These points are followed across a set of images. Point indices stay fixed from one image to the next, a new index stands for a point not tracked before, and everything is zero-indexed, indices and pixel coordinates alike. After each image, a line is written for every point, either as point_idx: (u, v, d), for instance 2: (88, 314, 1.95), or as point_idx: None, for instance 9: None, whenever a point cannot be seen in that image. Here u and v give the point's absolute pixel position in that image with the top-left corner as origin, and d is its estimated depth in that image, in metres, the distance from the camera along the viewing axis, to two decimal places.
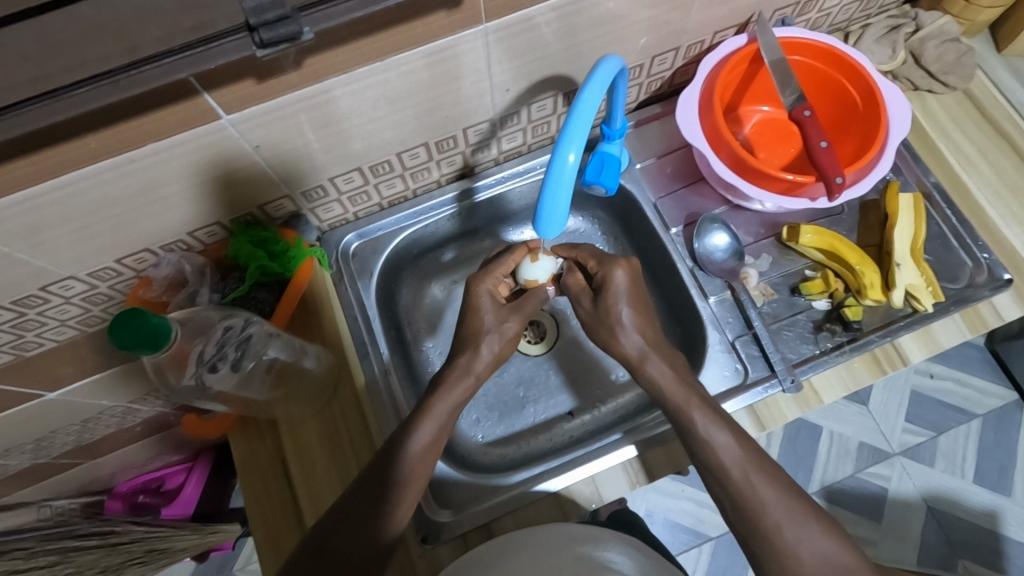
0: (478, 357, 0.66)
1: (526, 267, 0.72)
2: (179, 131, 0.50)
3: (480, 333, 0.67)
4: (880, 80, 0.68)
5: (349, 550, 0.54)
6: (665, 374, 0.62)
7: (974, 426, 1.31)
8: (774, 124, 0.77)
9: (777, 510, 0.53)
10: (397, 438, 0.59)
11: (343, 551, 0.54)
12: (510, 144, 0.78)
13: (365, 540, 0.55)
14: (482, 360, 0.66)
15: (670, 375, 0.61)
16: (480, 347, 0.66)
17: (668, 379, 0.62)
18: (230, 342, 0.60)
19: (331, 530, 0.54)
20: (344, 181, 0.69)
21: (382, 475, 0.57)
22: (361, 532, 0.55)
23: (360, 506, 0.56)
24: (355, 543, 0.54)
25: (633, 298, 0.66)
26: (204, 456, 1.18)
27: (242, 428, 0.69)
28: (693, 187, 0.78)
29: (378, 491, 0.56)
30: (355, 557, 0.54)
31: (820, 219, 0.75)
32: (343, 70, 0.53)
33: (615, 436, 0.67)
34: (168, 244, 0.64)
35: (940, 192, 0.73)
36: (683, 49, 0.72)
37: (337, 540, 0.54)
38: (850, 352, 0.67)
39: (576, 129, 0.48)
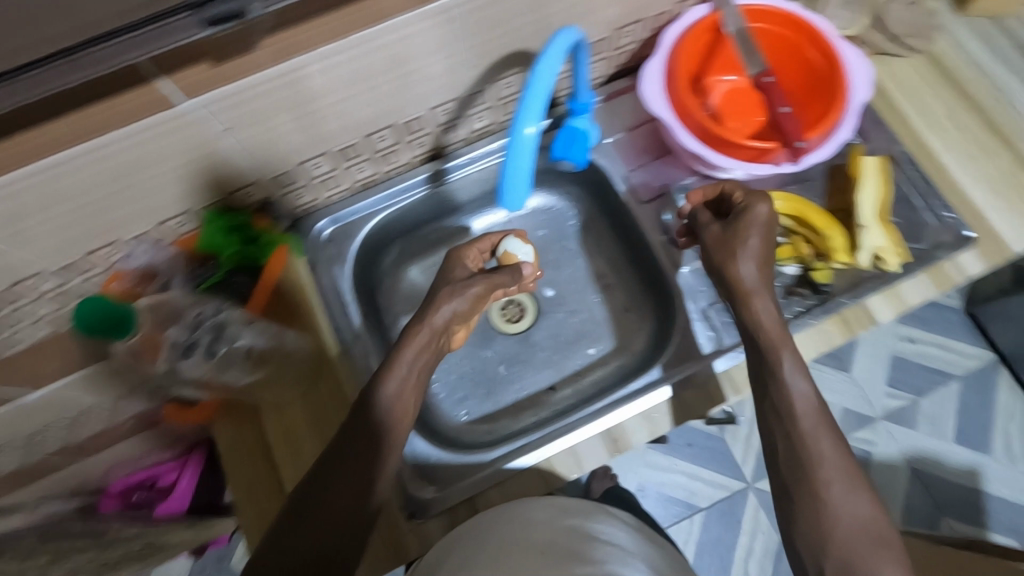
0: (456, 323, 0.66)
1: (512, 241, 0.74)
2: (140, 118, 0.50)
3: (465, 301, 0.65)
4: (839, 41, 0.68)
5: (341, 516, 0.55)
6: (760, 319, 0.59)
7: (955, 387, 1.34)
8: (740, 93, 0.76)
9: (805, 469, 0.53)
10: (376, 419, 0.58)
11: (332, 522, 0.54)
12: (481, 123, 0.77)
13: (354, 511, 0.55)
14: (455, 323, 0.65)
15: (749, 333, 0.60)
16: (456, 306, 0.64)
17: (760, 322, 0.59)
18: (203, 327, 0.65)
19: (318, 501, 0.55)
20: (313, 165, 0.69)
21: (368, 450, 0.57)
22: (350, 501, 0.55)
23: (346, 480, 0.55)
24: (344, 513, 0.55)
25: (757, 238, 0.61)
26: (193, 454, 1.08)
27: (228, 415, 0.68)
28: (665, 159, 0.78)
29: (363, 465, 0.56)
30: (344, 526, 0.55)
31: (790, 184, 0.76)
32: (302, 51, 0.53)
33: (656, 373, 0.69)
34: (139, 234, 0.65)
35: (906, 155, 0.74)
36: (648, 21, 0.72)
37: (324, 511, 0.55)
38: (821, 313, 0.69)
39: (533, 101, 0.48)
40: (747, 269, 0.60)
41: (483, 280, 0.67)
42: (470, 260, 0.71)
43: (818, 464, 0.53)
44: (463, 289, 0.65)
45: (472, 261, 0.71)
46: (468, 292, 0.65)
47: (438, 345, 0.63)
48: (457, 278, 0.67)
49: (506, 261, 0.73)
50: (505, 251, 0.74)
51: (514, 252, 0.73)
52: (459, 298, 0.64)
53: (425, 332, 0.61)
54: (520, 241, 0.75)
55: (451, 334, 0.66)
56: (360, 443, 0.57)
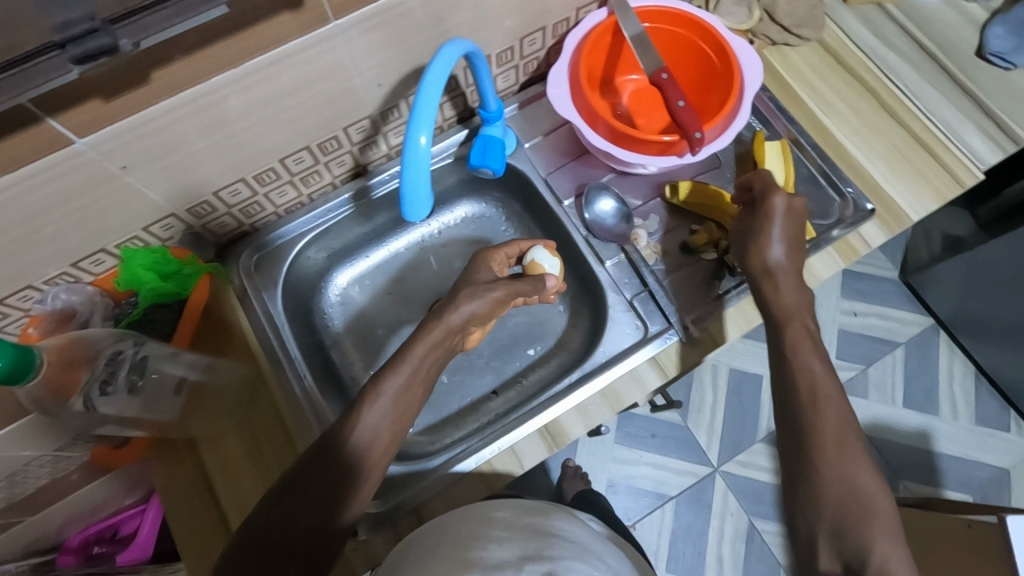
0: (472, 323, 0.66)
1: (539, 252, 0.74)
2: (33, 161, 0.50)
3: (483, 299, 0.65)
4: (727, 33, 0.72)
5: (308, 539, 0.54)
6: (783, 298, 0.62)
7: (898, 354, 1.40)
8: (647, 91, 0.80)
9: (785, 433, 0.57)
10: (339, 444, 0.56)
11: (299, 544, 0.54)
12: (400, 138, 0.79)
13: (321, 532, 0.54)
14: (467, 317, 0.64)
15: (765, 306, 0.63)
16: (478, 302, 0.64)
17: (784, 302, 0.62)
18: (126, 364, 0.61)
19: (280, 524, 0.54)
20: (230, 193, 0.69)
21: (333, 472, 0.55)
22: (315, 523, 0.54)
23: (308, 502, 0.54)
24: (309, 536, 0.54)
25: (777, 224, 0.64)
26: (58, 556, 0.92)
27: (159, 451, 0.69)
28: (582, 159, 0.81)
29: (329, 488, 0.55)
30: (308, 548, 0.54)
31: (704, 173, 0.79)
32: (199, 81, 0.53)
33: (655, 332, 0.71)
34: (53, 278, 0.63)
35: (806, 138, 0.79)
36: (550, 29, 0.75)
37: (287, 534, 0.54)
38: (737, 295, 0.71)
39: (424, 111, 0.49)
40: (776, 252, 0.63)
41: (504, 285, 0.66)
42: (495, 266, 0.71)
43: (806, 437, 0.56)
44: (484, 291, 0.65)
45: (497, 268, 0.71)
46: (489, 295, 0.65)
47: (449, 345, 0.63)
48: (480, 280, 0.67)
49: (531, 270, 0.73)
50: (531, 261, 0.73)
51: (541, 262, 0.73)
52: (478, 300, 0.64)
53: (439, 330, 0.62)
54: (546, 251, 0.74)
55: (465, 337, 0.66)
56: (331, 468, 0.55)
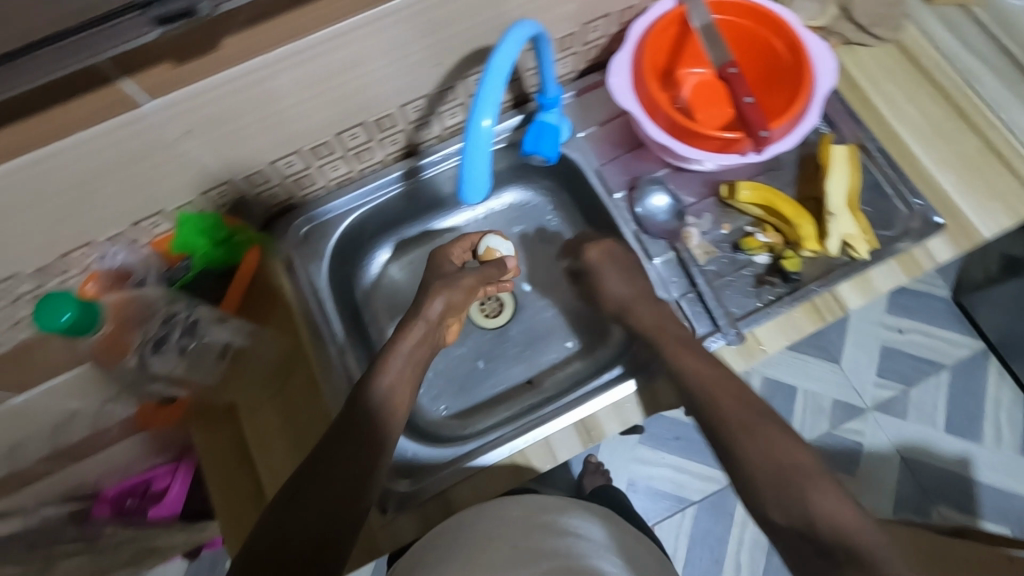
0: (451, 314, 0.70)
1: (493, 238, 0.78)
2: (102, 121, 0.51)
3: (445, 294, 0.69)
4: (802, 29, 0.68)
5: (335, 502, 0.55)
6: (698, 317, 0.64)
7: (943, 376, 1.35)
8: (710, 84, 0.78)
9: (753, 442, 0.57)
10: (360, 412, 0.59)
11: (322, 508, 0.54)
12: (453, 120, 0.78)
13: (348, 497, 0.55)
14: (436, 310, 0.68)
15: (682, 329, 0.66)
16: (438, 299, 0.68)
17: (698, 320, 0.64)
18: (178, 324, 0.66)
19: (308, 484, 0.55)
20: (285, 165, 0.70)
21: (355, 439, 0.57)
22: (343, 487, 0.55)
23: (337, 463, 0.56)
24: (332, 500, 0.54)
25: None
26: (94, 503, 1.04)
27: (200, 415, 0.70)
28: (636, 152, 0.79)
29: (352, 462, 0.56)
30: (334, 511, 0.54)
31: (761, 174, 0.76)
32: (263, 50, 0.53)
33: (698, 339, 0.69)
34: (113, 236, 0.65)
35: (875, 143, 0.75)
36: (615, 15, 0.73)
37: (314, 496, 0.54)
38: (791, 301, 0.69)
39: (489, 94, 0.48)
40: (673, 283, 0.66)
41: (473, 273, 0.72)
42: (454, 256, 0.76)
43: None
44: (454, 282, 0.70)
45: (458, 258, 0.76)
46: (460, 284, 0.70)
47: (432, 340, 0.68)
48: (447, 271, 0.72)
49: (489, 257, 0.77)
50: (487, 247, 0.77)
51: (495, 247, 0.77)
52: (450, 290, 0.69)
53: (420, 327, 0.67)
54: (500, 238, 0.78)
55: (444, 327, 0.71)
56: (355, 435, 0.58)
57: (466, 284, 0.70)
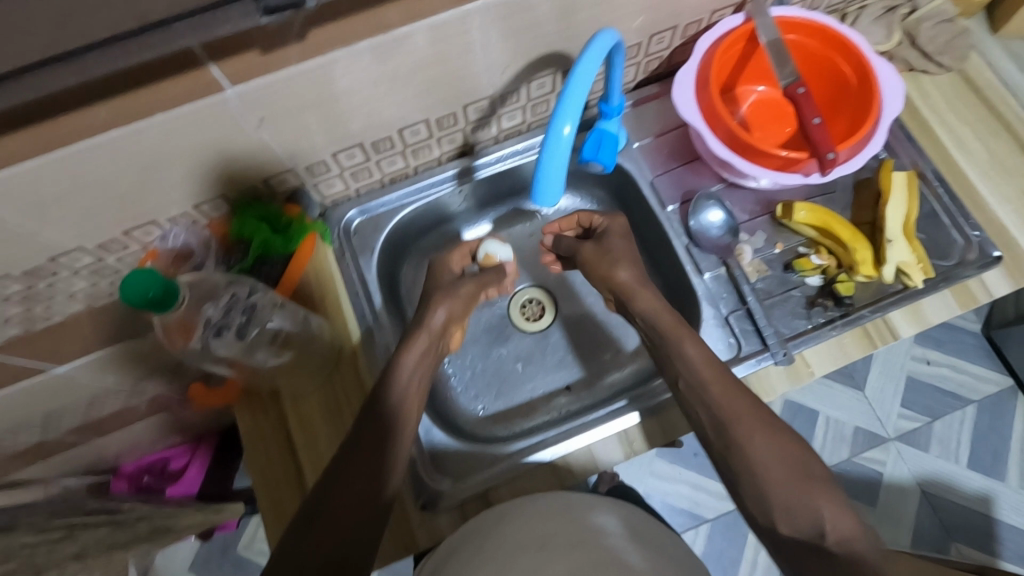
0: (452, 325, 0.69)
1: (490, 242, 0.77)
2: (185, 103, 0.52)
3: (446, 304, 0.67)
4: (872, 56, 0.68)
5: (361, 506, 0.54)
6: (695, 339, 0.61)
7: (969, 411, 1.33)
8: (770, 104, 0.78)
9: (784, 461, 0.53)
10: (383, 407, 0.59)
11: (343, 514, 0.53)
12: (510, 123, 0.78)
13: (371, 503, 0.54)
14: (436, 320, 0.66)
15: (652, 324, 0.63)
16: (436, 309, 0.67)
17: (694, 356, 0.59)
18: (237, 307, 0.62)
19: (330, 492, 0.54)
20: (346, 156, 0.70)
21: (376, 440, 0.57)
22: (365, 491, 0.54)
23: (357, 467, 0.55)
24: (354, 507, 0.54)
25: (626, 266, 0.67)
26: (114, 478, 1.15)
27: (246, 399, 0.71)
28: (690, 166, 0.79)
29: (377, 460, 0.56)
30: (358, 515, 0.53)
31: (816, 196, 0.76)
32: (344, 44, 0.54)
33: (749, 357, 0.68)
34: (175, 217, 0.67)
35: (933, 171, 0.74)
36: (680, 29, 0.73)
37: (337, 502, 0.53)
38: (842, 326, 0.69)
39: (570, 102, 0.49)
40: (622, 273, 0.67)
41: (473, 282, 0.71)
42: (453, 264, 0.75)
43: None
44: (452, 291, 0.69)
45: (456, 265, 0.75)
46: (458, 294, 0.69)
47: (437, 349, 0.66)
48: (446, 282, 0.71)
49: (488, 264, 0.76)
50: (484, 253, 0.76)
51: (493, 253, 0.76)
52: (450, 300, 0.68)
53: (424, 336, 0.64)
54: (497, 242, 0.77)
55: (449, 337, 0.69)
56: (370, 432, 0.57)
57: (464, 292, 0.69)
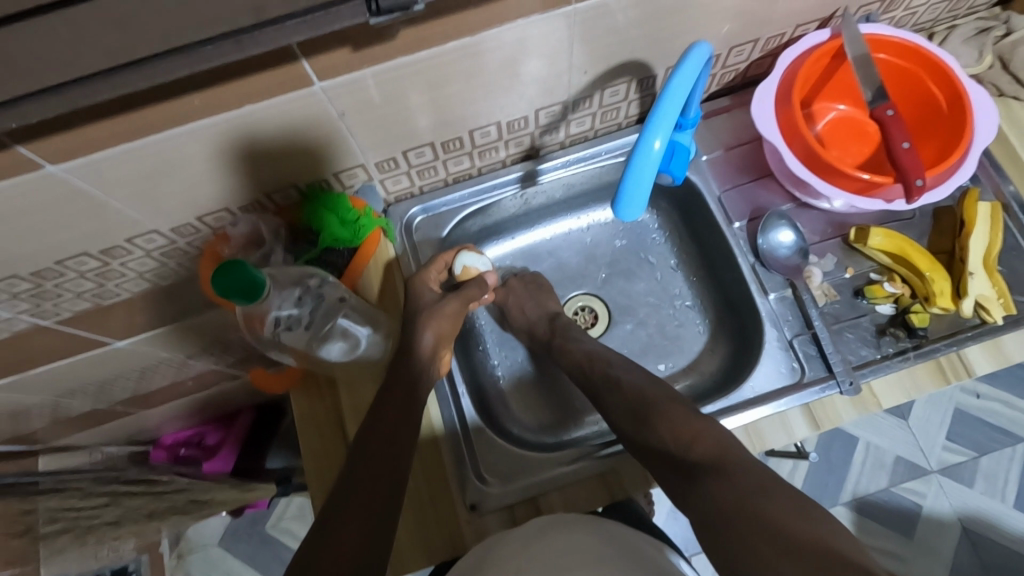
0: (443, 346, 0.69)
1: (467, 256, 0.74)
2: (279, 96, 0.53)
3: (431, 326, 0.67)
4: (968, 81, 0.66)
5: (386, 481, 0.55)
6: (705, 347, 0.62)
7: (1020, 449, 1.27)
8: (849, 123, 0.75)
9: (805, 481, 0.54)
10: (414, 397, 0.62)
11: (372, 492, 0.54)
12: (578, 128, 0.77)
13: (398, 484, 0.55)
14: (423, 345, 0.66)
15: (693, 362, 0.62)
16: (422, 332, 0.67)
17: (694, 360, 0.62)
18: (311, 295, 0.64)
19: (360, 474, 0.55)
20: (416, 154, 0.71)
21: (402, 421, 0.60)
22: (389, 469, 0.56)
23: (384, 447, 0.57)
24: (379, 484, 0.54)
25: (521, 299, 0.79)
26: (153, 449, 1.19)
27: (304, 386, 0.72)
28: (761, 182, 0.77)
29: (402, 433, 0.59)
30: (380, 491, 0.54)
31: (890, 221, 0.74)
32: (433, 43, 0.54)
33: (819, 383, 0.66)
34: (247, 205, 0.68)
35: (1019, 203, 0.71)
36: (762, 42, 0.71)
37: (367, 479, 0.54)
38: (914, 358, 0.66)
39: (664, 116, 0.49)
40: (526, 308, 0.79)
41: (456, 299, 0.71)
42: (433, 280, 0.73)
43: None
44: (436, 311, 0.69)
45: (434, 283, 0.73)
46: (444, 313, 0.69)
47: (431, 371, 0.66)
48: (427, 302, 0.70)
49: (467, 277, 0.74)
50: (463, 268, 0.74)
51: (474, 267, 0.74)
52: (438, 321, 0.68)
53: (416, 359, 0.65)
54: (472, 253, 0.75)
55: (441, 360, 0.69)
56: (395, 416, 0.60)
57: (449, 310, 0.69)
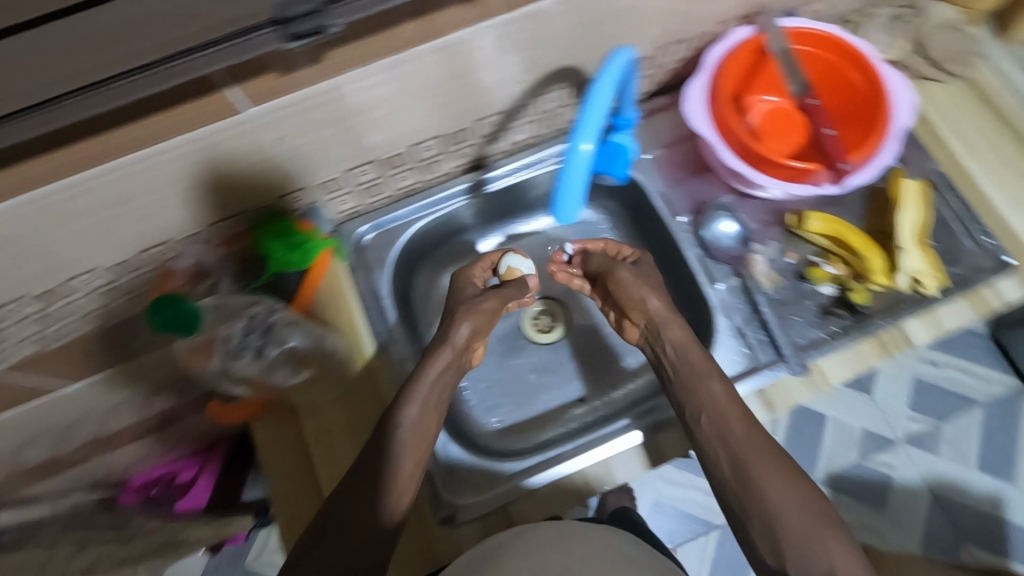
0: (477, 338, 0.66)
1: (512, 257, 0.75)
2: (207, 124, 0.52)
3: (470, 317, 0.65)
4: (882, 67, 0.69)
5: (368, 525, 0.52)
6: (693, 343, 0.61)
7: (977, 413, 1.33)
8: (782, 113, 0.77)
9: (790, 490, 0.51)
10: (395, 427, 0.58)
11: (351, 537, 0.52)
12: (521, 136, 0.79)
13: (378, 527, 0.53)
14: (460, 335, 0.64)
15: (681, 357, 0.61)
16: (458, 323, 0.64)
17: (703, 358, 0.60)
18: (256, 326, 0.70)
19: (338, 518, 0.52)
20: (359, 173, 0.71)
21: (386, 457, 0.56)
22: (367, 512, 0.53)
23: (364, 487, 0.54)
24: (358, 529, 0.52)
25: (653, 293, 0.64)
26: (121, 491, 1.00)
27: (268, 414, 0.69)
28: (702, 176, 0.79)
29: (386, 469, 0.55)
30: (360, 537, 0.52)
31: (826, 205, 0.76)
32: (362, 63, 0.55)
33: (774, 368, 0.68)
34: (189, 237, 0.67)
35: (943, 180, 0.75)
36: (690, 41, 0.73)
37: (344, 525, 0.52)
38: (856, 334, 0.69)
39: (589, 118, 0.50)
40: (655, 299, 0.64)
41: (494, 295, 0.68)
42: (477, 278, 0.72)
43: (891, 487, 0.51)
44: (475, 305, 0.66)
45: (480, 278, 0.72)
46: (481, 308, 0.66)
47: (458, 366, 0.64)
48: (468, 296, 0.68)
49: (510, 277, 0.74)
50: (509, 268, 0.75)
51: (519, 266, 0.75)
52: (475, 314, 0.65)
53: (447, 353, 0.62)
54: (517, 254, 0.76)
55: (471, 352, 0.67)
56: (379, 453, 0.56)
57: (487, 305, 0.67)
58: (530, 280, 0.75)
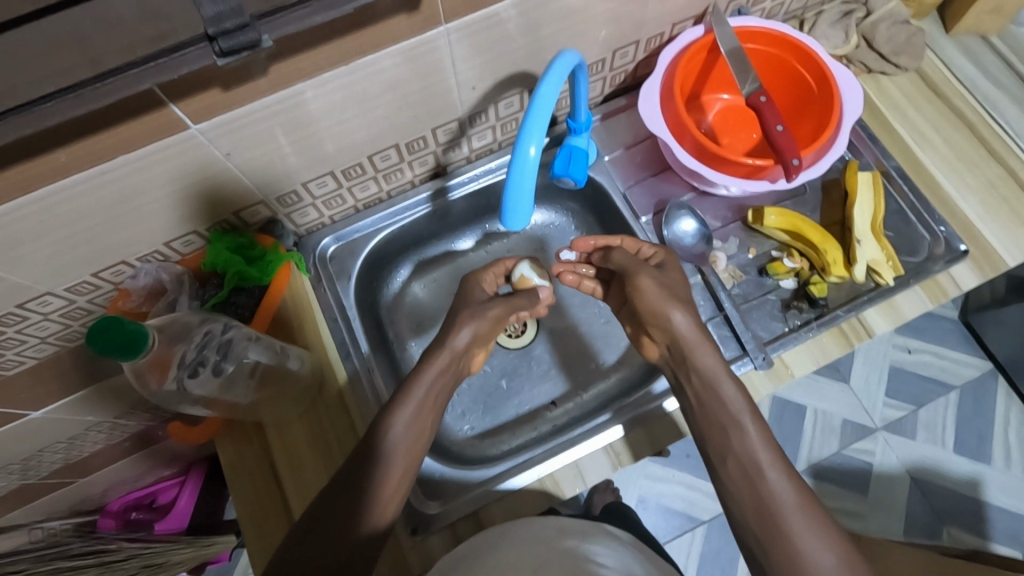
0: (475, 345, 0.66)
1: (524, 266, 0.76)
2: (152, 141, 0.52)
3: (471, 324, 0.65)
4: (830, 61, 0.70)
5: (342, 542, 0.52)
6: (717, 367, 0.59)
7: (952, 396, 1.35)
8: (735, 111, 0.79)
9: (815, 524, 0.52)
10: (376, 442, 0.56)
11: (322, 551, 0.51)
12: (481, 142, 0.79)
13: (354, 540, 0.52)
14: (461, 340, 0.64)
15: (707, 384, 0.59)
16: (462, 327, 0.64)
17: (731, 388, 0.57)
18: (211, 345, 0.62)
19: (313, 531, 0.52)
20: (318, 185, 0.70)
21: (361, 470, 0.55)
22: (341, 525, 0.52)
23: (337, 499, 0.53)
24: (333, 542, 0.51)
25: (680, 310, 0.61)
26: (100, 517, 1.11)
27: (228, 432, 0.70)
28: (662, 176, 0.80)
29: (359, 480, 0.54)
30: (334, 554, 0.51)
31: (785, 200, 0.77)
32: (310, 75, 0.54)
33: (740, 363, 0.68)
34: (145, 255, 0.66)
35: (898, 170, 0.76)
36: (644, 42, 0.74)
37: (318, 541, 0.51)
38: (817, 327, 0.69)
39: (534, 123, 0.49)
40: (680, 317, 0.61)
41: (500, 303, 0.68)
42: (486, 285, 0.73)
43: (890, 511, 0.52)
44: (482, 313, 0.66)
45: (488, 284, 0.73)
46: (486, 315, 0.66)
47: (456, 369, 0.64)
48: (478, 303, 0.68)
49: (522, 285, 0.75)
50: (519, 277, 0.75)
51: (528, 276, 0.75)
52: (477, 321, 0.65)
53: (445, 356, 0.62)
54: (530, 264, 0.77)
55: (470, 358, 0.67)
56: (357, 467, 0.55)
57: (493, 314, 0.67)
58: (541, 293, 0.74)
